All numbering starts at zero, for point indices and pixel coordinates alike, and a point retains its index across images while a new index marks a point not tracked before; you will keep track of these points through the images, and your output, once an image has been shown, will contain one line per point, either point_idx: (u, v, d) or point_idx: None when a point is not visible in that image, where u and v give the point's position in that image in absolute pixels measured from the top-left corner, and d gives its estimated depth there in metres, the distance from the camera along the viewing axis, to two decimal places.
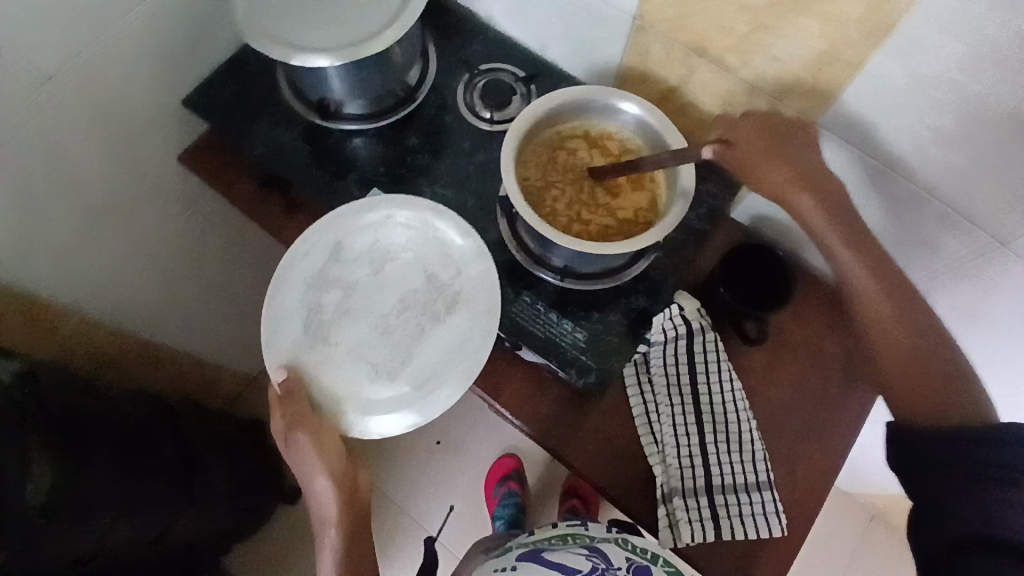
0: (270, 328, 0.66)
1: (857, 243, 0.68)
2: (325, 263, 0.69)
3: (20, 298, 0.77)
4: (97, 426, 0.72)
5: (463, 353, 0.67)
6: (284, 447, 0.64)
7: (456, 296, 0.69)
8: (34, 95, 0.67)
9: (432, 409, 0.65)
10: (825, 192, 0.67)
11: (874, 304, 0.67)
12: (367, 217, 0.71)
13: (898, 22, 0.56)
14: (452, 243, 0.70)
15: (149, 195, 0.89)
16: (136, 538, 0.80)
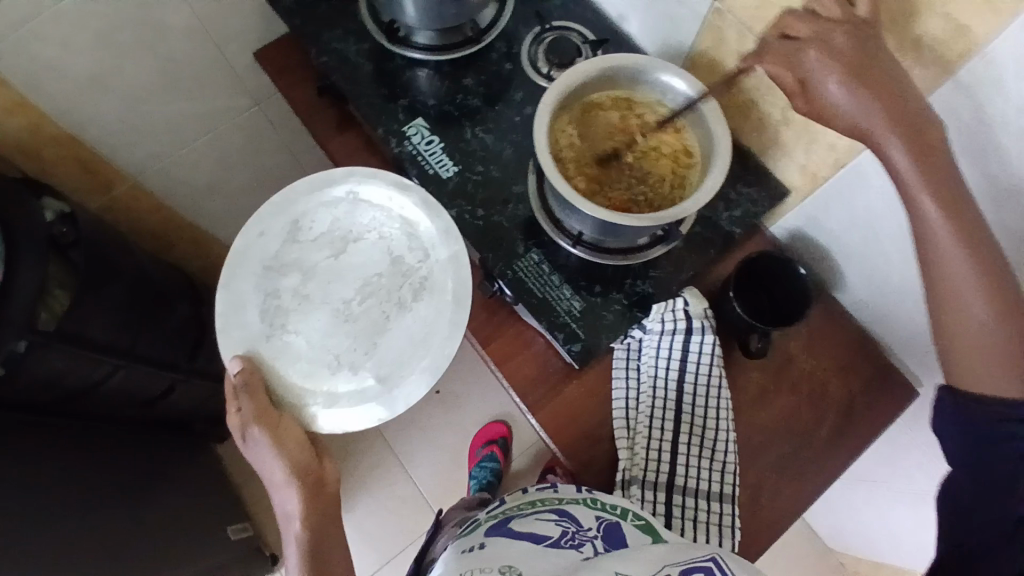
0: (226, 315, 0.67)
1: (958, 207, 0.55)
2: (283, 244, 0.71)
3: (80, 146, 0.88)
4: (118, 279, 0.84)
5: (429, 343, 0.69)
6: (244, 441, 0.65)
7: (421, 281, 0.71)
8: None
9: (396, 401, 0.67)
10: (919, 135, 0.54)
11: (947, 268, 0.56)
12: (329, 196, 0.73)
13: (978, 50, 0.52)
14: (417, 223, 0.73)
15: (220, 78, 0.95)
16: (139, 386, 0.92)
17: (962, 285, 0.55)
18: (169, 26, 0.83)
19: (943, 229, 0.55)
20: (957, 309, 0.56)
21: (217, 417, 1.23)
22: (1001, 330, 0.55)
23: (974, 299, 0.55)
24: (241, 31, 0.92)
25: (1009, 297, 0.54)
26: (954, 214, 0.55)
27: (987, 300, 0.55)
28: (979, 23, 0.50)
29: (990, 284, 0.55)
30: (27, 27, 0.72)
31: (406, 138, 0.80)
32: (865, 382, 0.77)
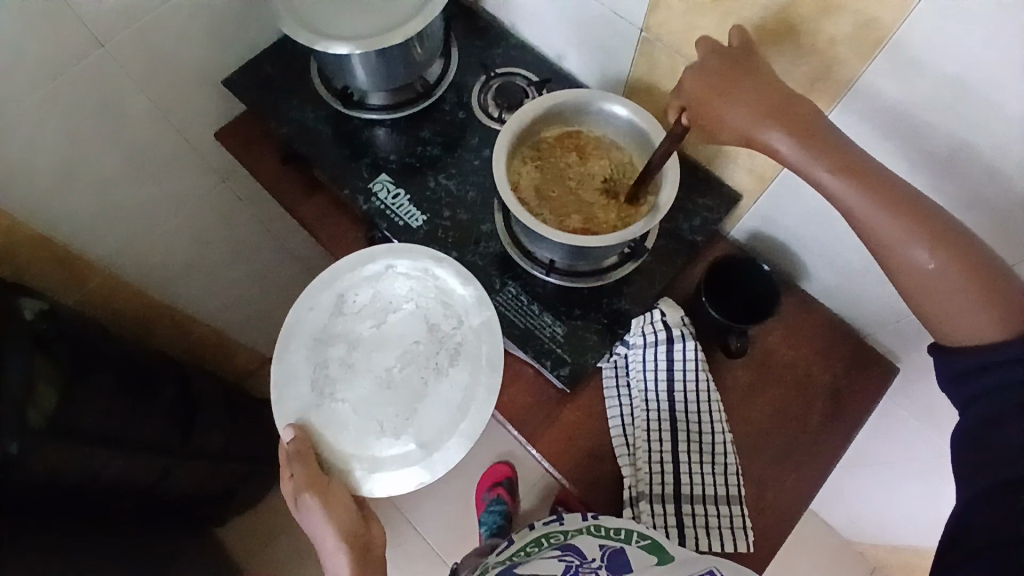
0: (279, 386, 0.68)
1: (857, 170, 0.58)
2: (329, 316, 0.72)
3: (58, 248, 0.89)
4: (102, 370, 0.85)
5: (470, 409, 0.68)
6: (297, 510, 0.64)
7: (459, 347, 0.71)
8: (82, 58, 0.76)
9: (439, 466, 0.66)
10: (805, 127, 0.59)
11: (881, 232, 0.57)
12: (369, 269, 0.73)
13: (887, 37, 0.57)
14: (452, 291, 0.73)
15: (183, 162, 0.98)
16: (136, 476, 0.91)
17: (896, 236, 0.57)
18: (128, 119, 0.86)
19: (853, 194, 0.57)
20: (900, 260, 0.57)
21: (218, 500, 1.20)
22: (945, 264, 0.55)
23: (911, 244, 0.56)
24: (200, 115, 0.95)
25: (940, 230, 0.55)
26: (865, 183, 0.57)
27: (929, 248, 0.55)
28: (886, 11, 0.55)
29: (920, 225, 0.56)
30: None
31: (373, 194, 0.82)
32: (846, 368, 0.79)
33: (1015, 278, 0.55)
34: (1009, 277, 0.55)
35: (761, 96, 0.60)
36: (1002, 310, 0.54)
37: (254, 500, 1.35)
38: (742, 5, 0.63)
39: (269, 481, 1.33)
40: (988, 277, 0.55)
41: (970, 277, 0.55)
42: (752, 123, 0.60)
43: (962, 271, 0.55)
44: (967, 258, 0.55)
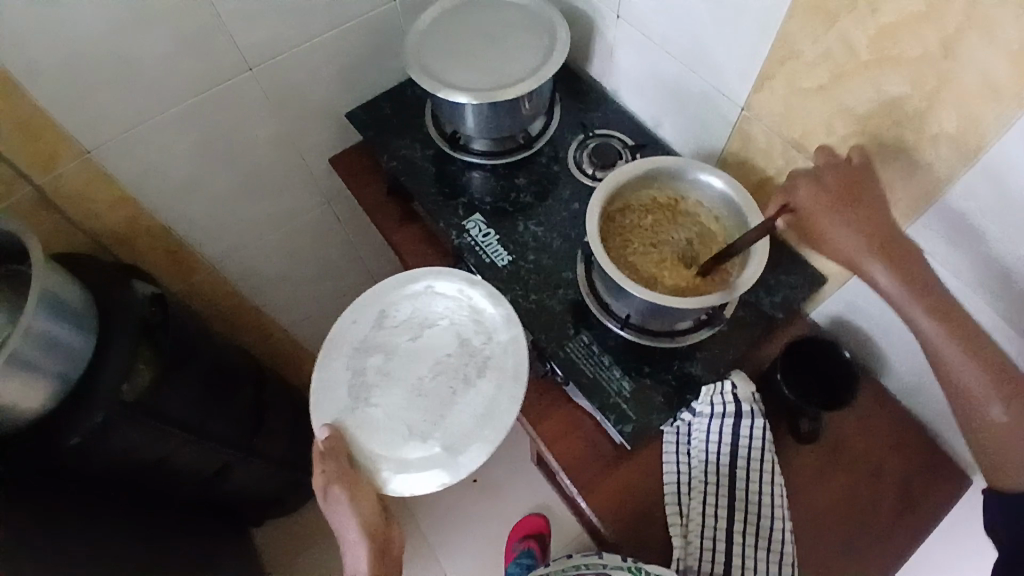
0: (319, 389, 0.72)
1: (951, 313, 0.59)
2: (370, 328, 0.76)
3: (170, 239, 0.98)
4: (190, 362, 0.91)
5: (493, 418, 0.70)
6: (324, 501, 0.66)
7: (487, 360, 0.74)
8: (225, 80, 0.85)
9: (461, 468, 0.67)
10: (900, 260, 0.60)
11: (958, 373, 0.58)
12: (409, 289, 0.78)
13: (990, 143, 0.55)
14: (484, 310, 0.76)
15: (296, 180, 1.07)
16: (197, 463, 0.97)
17: (976, 386, 0.57)
18: (256, 137, 0.96)
19: (939, 333, 0.58)
20: (974, 409, 0.57)
21: (262, 502, 1.25)
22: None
23: (986, 397, 0.56)
24: (319, 141, 1.04)
25: (1020, 388, 0.56)
26: (951, 322, 0.58)
27: (1007, 403, 0.56)
28: (992, 114, 0.54)
29: (997, 379, 0.56)
30: (133, 130, 0.82)
31: (465, 232, 0.87)
32: (919, 469, 0.76)
33: None
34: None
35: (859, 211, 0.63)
36: None
37: (294, 508, 1.38)
38: (846, 96, 0.65)
39: (312, 492, 1.36)
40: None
41: None
42: (858, 244, 0.62)
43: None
44: None
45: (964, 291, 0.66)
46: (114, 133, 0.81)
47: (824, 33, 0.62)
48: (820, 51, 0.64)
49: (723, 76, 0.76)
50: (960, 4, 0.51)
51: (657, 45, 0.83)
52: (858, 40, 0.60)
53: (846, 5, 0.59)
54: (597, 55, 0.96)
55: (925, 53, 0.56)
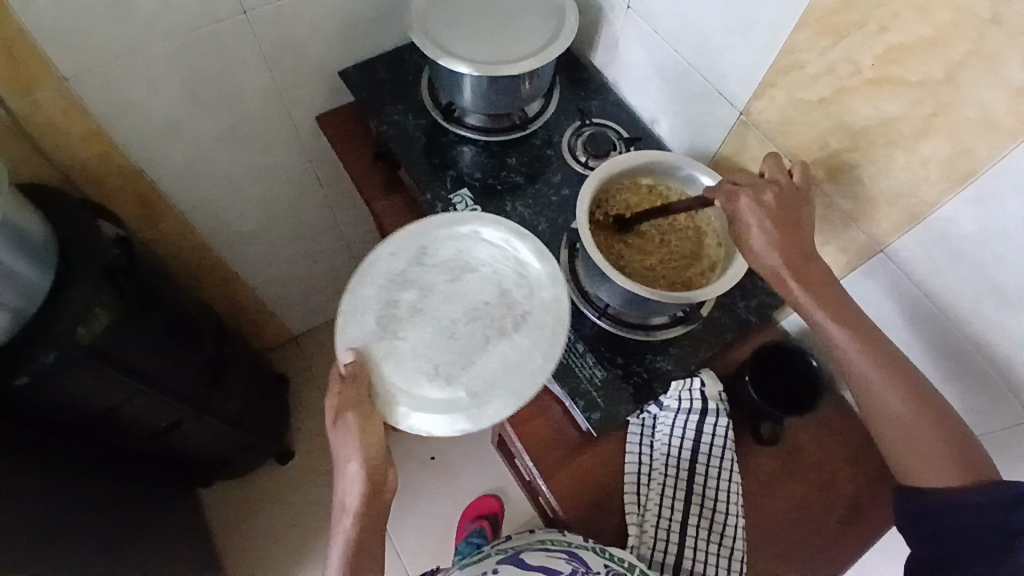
0: (348, 313, 0.69)
1: (848, 318, 0.64)
2: (408, 263, 0.73)
3: (141, 181, 0.94)
4: (150, 311, 0.87)
5: (524, 372, 0.68)
6: (332, 426, 0.65)
7: (525, 314, 0.71)
8: (217, 22, 0.81)
9: (485, 417, 0.65)
10: (810, 270, 0.65)
11: (863, 376, 0.64)
12: (455, 231, 0.76)
13: (978, 172, 0.57)
14: (528, 265, 0.74)
15: (279, 135, 1.03)
16: (148, 414, 0.94)
17: (874, 383, 0.63)
18: (244, 86, 0.92)
19: (844, 337, 0.64)
20: (875, 405, 0.63)
21: (212, 461, 1.21)
22: (919, 419, 0.62)
23: (889, 395, 0.63)
24: (309, 97, 1.01)
25: (907, 380, 0.63)
26: (852, 328, 0.64)
27: (902, 398, 0.62)
28: (983, 144, 0.55)
29: (901, 381, 0.62)
30: (115, 63, 0.78)
31: (451, 205, 0.86)
32: (872, 481, 0.78)
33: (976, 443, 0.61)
34: (971, 438, 0.61)
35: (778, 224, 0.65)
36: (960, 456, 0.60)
37: (244, 471, 1.35)
38: (844, 111, 0.66)
39: (264, 456, 1.34)
40: (951, 434, 0.61)
41: (933, 426, 0.61)
42: (778, 260, 0.66)
43: (933, 426, 0.61)
44: (932, 414, 0.62)
45: (932, 313, 0.68)
46: (94, 65, 0.76)
47: (831, 46, 0.63)
48: (825, 64, 0.65)
49: (726, 78, 0.77)
50: (969, 33, 0.52)
51: (664, 39, 0.83)
52: (863, 58, 0.61)
53: (856, 22, 0.60)
54: (601, 44, 0.95)
55: (927, 77, 0.57)
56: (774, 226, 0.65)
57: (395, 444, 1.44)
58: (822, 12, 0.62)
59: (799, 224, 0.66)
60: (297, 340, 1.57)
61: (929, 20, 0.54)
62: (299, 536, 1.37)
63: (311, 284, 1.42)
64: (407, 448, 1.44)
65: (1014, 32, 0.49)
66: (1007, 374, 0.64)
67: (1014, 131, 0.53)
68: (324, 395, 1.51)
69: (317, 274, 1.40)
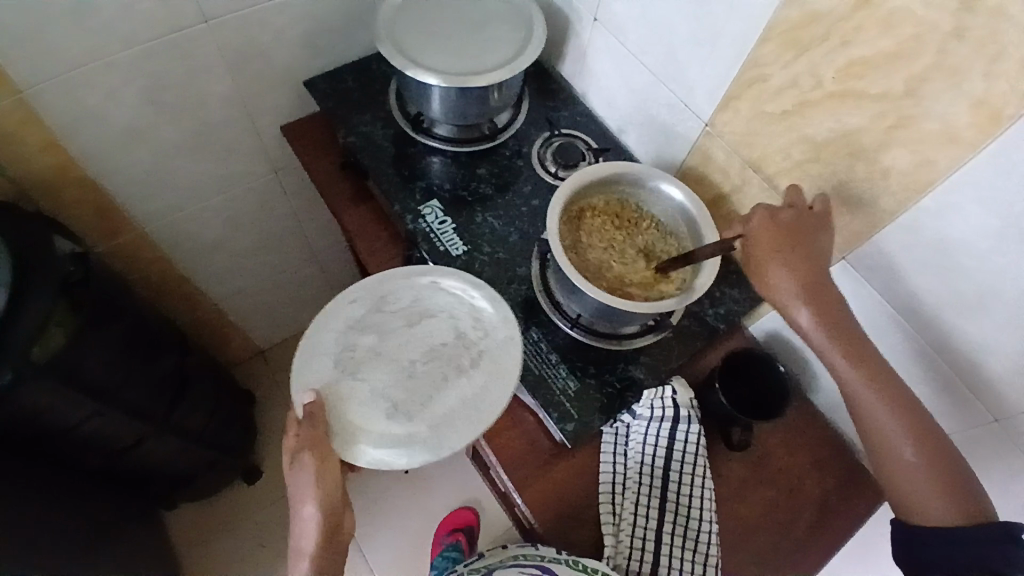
0: (305, 358, 0.68)
1: (862, 357, 0.65)
2: (367, 311, 0.73)
3: (99, 193, 0.90)
4: (107, 327, 0.84)
5: (481, 407, 0.67)
6: (289, 467, 0.64)
7: (482, 354, 0.71)
8: (180, 29, 0.79)
9: (442, 449, 0.64)
10: (826, 305, 0.66)
11: (875, 417, 0.64)
12: (413, 279, 0.75)
13: (936, 181, 0.59)
14: (485, 309, 0.74)
15: (244, 144, 1.01)
16: (107, 434, 0.91)
17: (885, 424, 0.64)
18: (207, 95, 0.90)
19: (857, 377, 0.65)
20: (886, 447, 0.64)
21: (176, 483, 1.17)
22: (927, 465, 0.62)
23: (902, 440, 0.64)
24: (275, 106, 0.99)
25: (917, 423, 0.64)
26: (865, 367, 0.65)
27: (912, 441, 0.63)
28: (942, 155, 0.57)
29: (913, 427, 0.64)
30: (71, 71, 0.75)
31: (421, 217, 0.85)
32: (839, 483, 0.80)
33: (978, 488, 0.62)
34: (975, 485, 0.62)
35: (784, 242, 0.67)
36: (964, 501, 0.61)
37: (209, 492, 1.31)
38: (806, 123, 0.68)
39: (230, 475, 1.30)
40: (955, 480, 0.62)
41: (939, 471, 0.62)
42: (790, 286, 0.67)
43: (941, 473, 0.62)
44: (939, 459, 0.62)
45: (895, 317, 0.70)
46: (48, 72, 0.73)
47: (794, 59, 0.65)
48: (789, 77, 0.66)
49: (692, 91, 0.78)
50: (929, 47, 0.54)
51: (631, 52, 0.84)
52: (826, 71, 0.63)
53: (818, 36, 0.61)
54: (570, 55, 0.96)
55: (889, 90, 0.59)
56: (784, 249, 0.67)
57: None
58: (786, 27, 0.64)
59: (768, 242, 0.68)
60: (263, 354, 1.53)
61: (891, 35, 0.56)
62: (268, 557, 1.33)
63: (277, 296, 1.39)
64: None
65: (974, 47, 0.51)
66: (968, 375, 0.66)
67: (975, 142, 0.55)
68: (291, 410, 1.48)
69: (284, 286, 1.37)
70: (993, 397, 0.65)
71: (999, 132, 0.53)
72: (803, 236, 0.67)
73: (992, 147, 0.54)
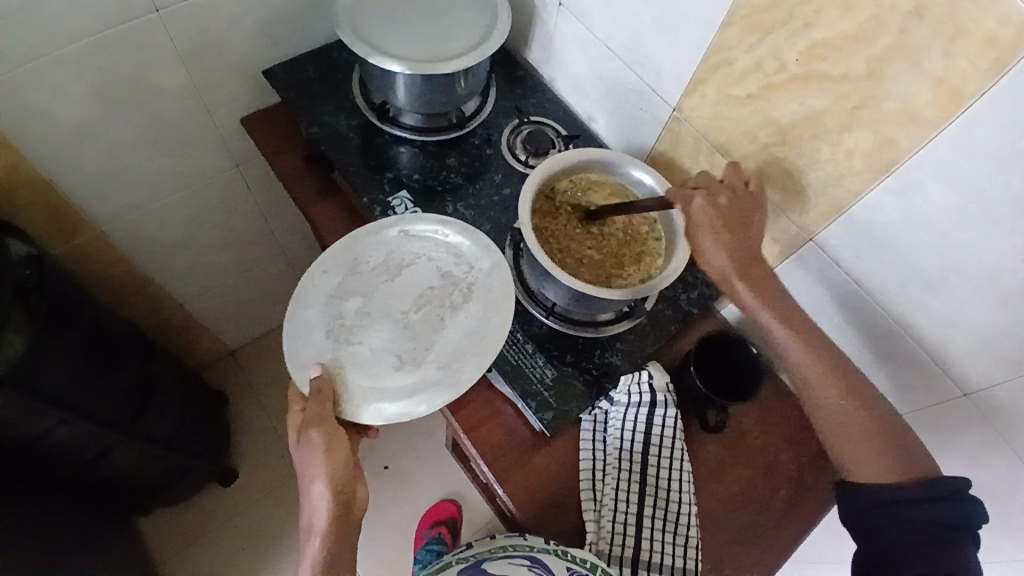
0: (295, 337, 0.67)
1: (791, 315, 0.68)
2: (344, 277, 0.72)
3: (52, 195, 0.86)
4: (69, 331, 0.81)
5: (484, 336, 0.70)
6: (296, 443, 0.64)
7: (471, 287, 0.73)
8: (129, 20, 0.75)
9: (459, 382, 0.67)
10: (756, 279, 0.68)
11: (807, 374, 0.67)
12: (382, 235, 0.74)
13: (899, 162, 0.60)
14: (462, 246, 0.75)
15: (202, 138, 0.97)
16: (74, 443, 0.88)
17: (818, 382, 0.67)
18: (162, 87, 0.86)
19: (788, 338, 0.67)
20: (817, 404, 0.67)
21: (147, 490, 1.14)
22: (859, 421, 0.65)
23: (828, 391, 0.66)
24: (233, 98, 0.95)
25: (848, 381, 0.66)
26: (796, 327, 0.68)
27: (841, 396, 0.66)
28: (904, 136, 0.58)
29: (838, 379, 0.66)
30: (14, 66, 0.70)
31: (390, 209, 0.83)
32: (814, 461, 0.81)
33: (912, 440, 0.65)
34: (902, 432, 0.65)
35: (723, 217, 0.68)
36: (898, 455, 0.63)
37: (183, 497, 1.27)
38: (772, 106, 0.68)
39: (204, 479, 1.27)
40: (887, 432, 0.65)
41: (873, 427, 0.65)
42: (727, 264, 0.68)
43: (868, 423, 0.65)
44: (870, 412, 0.65)
45: (863, 297, 0.71)
46: None
47: (758, 43, 0.65)
48: (753, 61, 0.67)
49: (659, 75, 0.78)
50: (889, 28, 0.55)
51: (596, 37, 0.83)
52: (789, 54, 0.63)
53: (781, 19, 0.62)
54: (536, 41, 0.95)
55: (850, 72, 0.59)
56: (724, 232, 0.68)
57: None
58: (750, 10, 0.64)
59: (744, 228, 0.68)
60: (233, 354, 1.50)
61: (851, 16, 0.57)
62: (248, 559, 1.31)
63: (245, 294, 1.35)
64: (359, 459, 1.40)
65: (934, 27, 0.52)
66: (933, 350, 0.68)
67: (937, 122, 0.55)
68: (265, 410, 1.45)
69: (251, 284, 1.33)
70: (957, 371, 0.67)
71: (960, 112, 0.54)
72: (741, 217, 0.68)
73: (954, 127, 0.55)
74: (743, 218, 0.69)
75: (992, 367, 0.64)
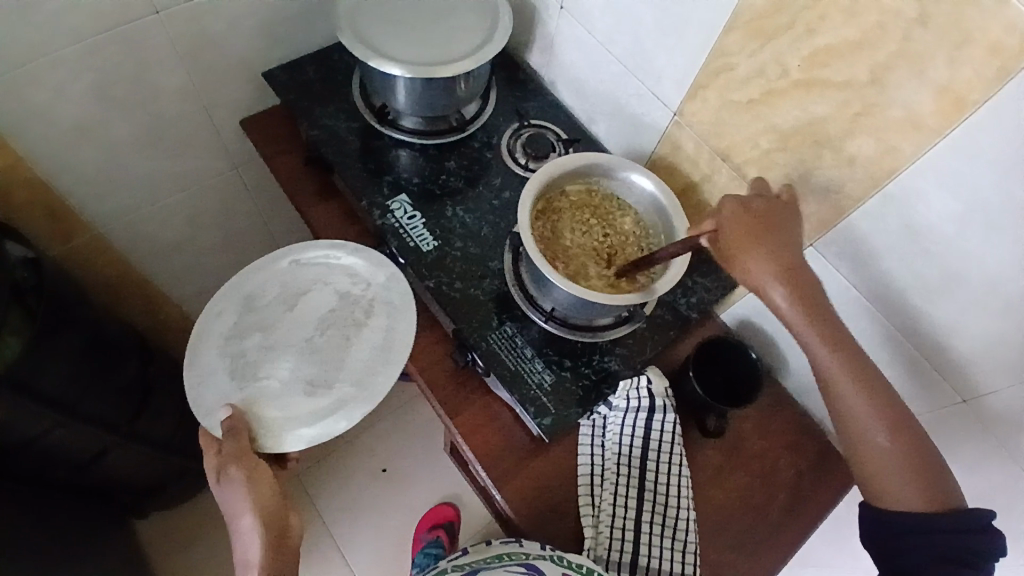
0: (196, 387, 0.67)
1: (838, 340, 0.64)
2: (237, 316, 0.72)
3: (49, 195, 0.85)
4: (67, 332, 0.80)
5: (393, 347, 0.71)
6: (217, 483, 0.64)
7: (373, 302, 0.74)
8: (129, 20, 0.75)
9: (375, 393, 0.68)
10: (799, 289, 0.65)
11: (849, 399, 0.64)
12: (274, 267, 0.75)
13: (900, 168, 0.60)
14: (354, 264, 0.76)
15: (201, 139, 0.97)
16: (71, 444, 0.88)
17: (863, 414, 0.64)
18: (162, 88, 0.86)
19: (831, 360, 0.64)
20: (861, 435, 0.64)
21: (145, 491, 1.13)
22: (898, 452, 0.62)
23: (874, 426, 0.63)
24: (233, 100, 0.95)
25: (895, 415, 0.63)
26: (843, 352, 0.64)
27: (887, 430, 0.63)
28: (905, 142, 0.58)
29: (884, 411, 0.63)
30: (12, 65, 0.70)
31: (389, 212, 0.83)
32: (811, 466, 0.81)
33: (948, 475, 0.62)
34: (946, 473, 0.62)
35: (741, 224, 0.66)
36: (935, 491, 0.61)
37: (180, 500, 1.27)
38: (773, 112, 0.68)
39: (202, 481, 1.26)
40: (925, 470, 0.62)
41: (911, 461, 0.62)
42: (767, 269, 0.65)
43: (910, 459, 0.62)
44: (914, 447, 0.62)
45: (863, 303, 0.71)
46: None
47: (760, 48, 0.65)
48: (755, 65, 0.67)
49: (660, 79, 0.78)
50: (892, 34, 0.55)
51: (598, 40, 0.83)
52: (791, 59, 0.63)
53: (783, 24, 0.62)
54: (537, 44, 0.94)
55: (852, 77, 0.59)
56: (757, 237, 0.66)
57: (344, 458, 1.39)
58: (753, 14, 0.64)
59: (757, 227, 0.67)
60: None
61: (854, 21, 0.56)
62: None
63: None
64: (357, 461, 1.39)
65: (937, 32, 0.52)
66: (933, 357, 0.68)
67: (940, 129, 0.55)
68: None
69: None
70: (957, 377, 0.67)
71: (962, 119, 0.54)
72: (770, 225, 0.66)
73: (956, 134, 0.55)
74: (766, 224, 0.66)
75: (992, 373, 0.64)
